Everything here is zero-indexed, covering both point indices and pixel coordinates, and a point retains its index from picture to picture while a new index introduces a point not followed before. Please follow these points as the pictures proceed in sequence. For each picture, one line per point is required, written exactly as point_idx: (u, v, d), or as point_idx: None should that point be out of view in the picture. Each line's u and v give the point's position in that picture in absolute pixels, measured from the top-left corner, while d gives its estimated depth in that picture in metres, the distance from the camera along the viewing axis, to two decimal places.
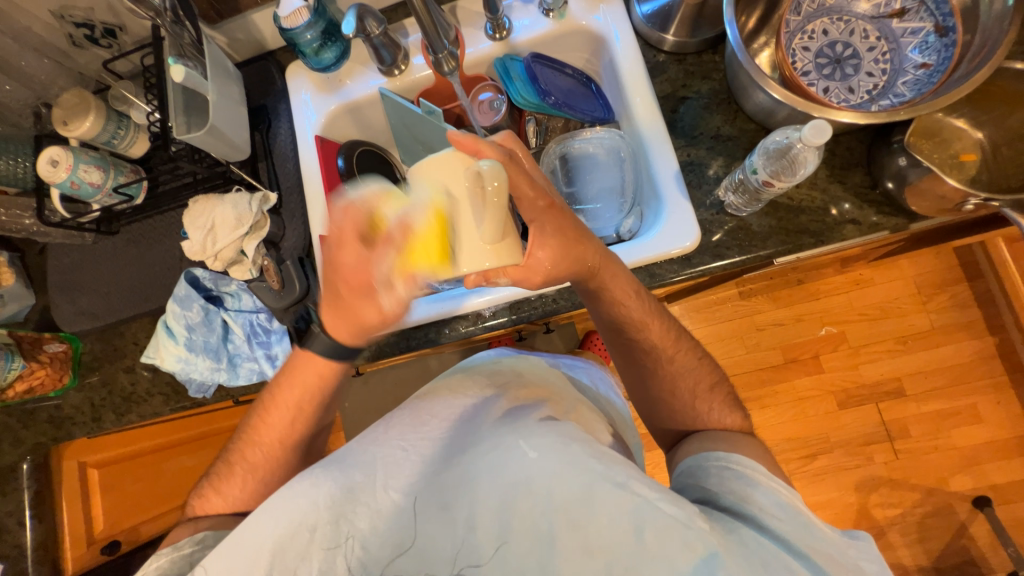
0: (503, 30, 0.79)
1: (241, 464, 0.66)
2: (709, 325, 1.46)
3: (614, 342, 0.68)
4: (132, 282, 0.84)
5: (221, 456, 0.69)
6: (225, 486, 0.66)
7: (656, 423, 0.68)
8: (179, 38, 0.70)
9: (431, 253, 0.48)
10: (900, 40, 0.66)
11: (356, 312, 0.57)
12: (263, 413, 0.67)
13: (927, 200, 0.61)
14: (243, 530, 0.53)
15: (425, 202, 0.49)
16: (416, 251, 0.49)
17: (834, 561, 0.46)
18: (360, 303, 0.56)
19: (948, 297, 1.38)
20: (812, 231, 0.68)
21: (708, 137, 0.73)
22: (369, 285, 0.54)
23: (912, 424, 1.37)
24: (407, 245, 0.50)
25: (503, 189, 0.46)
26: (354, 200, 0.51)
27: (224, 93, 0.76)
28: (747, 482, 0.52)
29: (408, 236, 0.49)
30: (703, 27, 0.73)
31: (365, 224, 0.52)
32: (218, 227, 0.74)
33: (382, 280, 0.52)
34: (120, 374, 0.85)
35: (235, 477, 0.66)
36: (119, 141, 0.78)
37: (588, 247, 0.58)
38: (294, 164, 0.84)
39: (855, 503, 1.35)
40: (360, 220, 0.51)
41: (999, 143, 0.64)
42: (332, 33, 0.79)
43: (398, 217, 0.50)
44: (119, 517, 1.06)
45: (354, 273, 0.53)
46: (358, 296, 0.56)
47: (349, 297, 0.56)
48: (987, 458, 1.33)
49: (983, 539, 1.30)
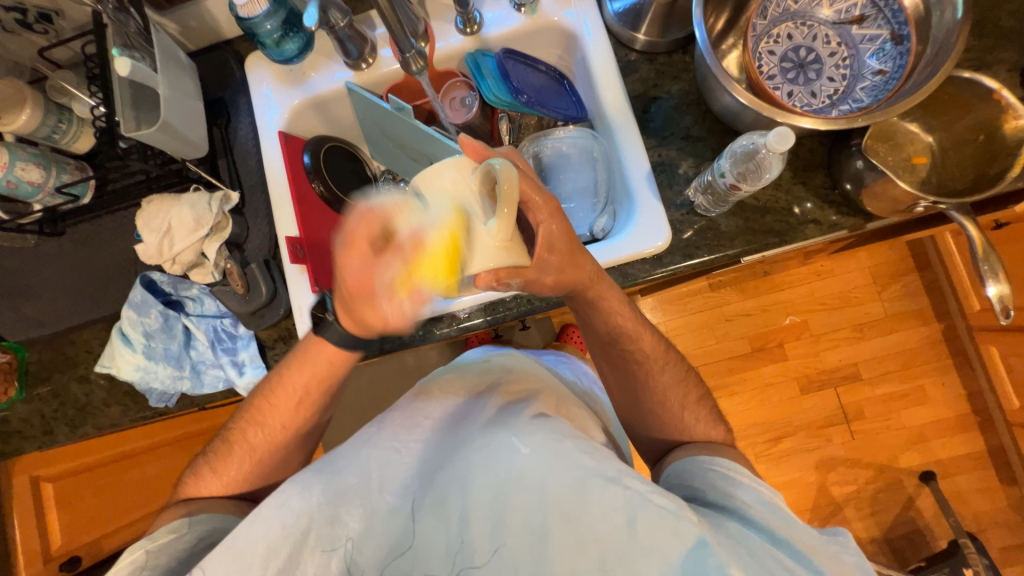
0: (474, 24, 0.77)
1: (241, 444, 0.66)
2: (681, 316, 1.50)
3: (594, 342, 0.69)
4: (82, 287, 0.79)
5: (219, 435, 0.68)
6: (223, 467, 0.65)
7: (636, 430, 0.70)
8: (125, 26, 0.68)
9: (438, 268, 0.48)
10: (859, 46, 0.68)
11: (361, 316, 0.57)
12: (267, 401, 0.66)
13: (882, 201, 0.64)
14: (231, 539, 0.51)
15: (438, 216, 0.48)
16: (424, 266, 0.49)
17: (819, 551, 0.47)
18: (366, 309, 0.56)
19: (901, 287, 1.46)
20: (776, 231, 0.70)
21: (678, 137, 0.74)
22: (371, 289, 0.54)
23: (868, 406, 1.45)
24: (413, 256, 0.49)
25: (514, 190, 0.45)
26: (372, 206, 0.52)
27: (176, 86, 0.71)
28: (730, 482, 0.54)
29: (416, 248, 0.49)
30: (673, 27, 0.73)
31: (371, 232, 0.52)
32: (175, 229, 0.71)
33: (381, 287, 0.53)
34: (73, 385, 0.80)
35: (233, 457, 0.65)
36: (60, 136, 0.72)
37: (575, 251, 0.56)
38: (256, 161, 0.80)
39: (815, 482, 1.43)
40: (367, 227, 0.51)
41: (947, 147, 0.67)
42: (294, 23, 0.75)
43: (412, 229, 0.49)
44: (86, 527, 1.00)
45: (355, 275, 0.53)
46: (362, 298, 0.55)
47: (354, 299, 0.56)
48: (932, 436, 1.43)
49: (928, 510, 1.40)
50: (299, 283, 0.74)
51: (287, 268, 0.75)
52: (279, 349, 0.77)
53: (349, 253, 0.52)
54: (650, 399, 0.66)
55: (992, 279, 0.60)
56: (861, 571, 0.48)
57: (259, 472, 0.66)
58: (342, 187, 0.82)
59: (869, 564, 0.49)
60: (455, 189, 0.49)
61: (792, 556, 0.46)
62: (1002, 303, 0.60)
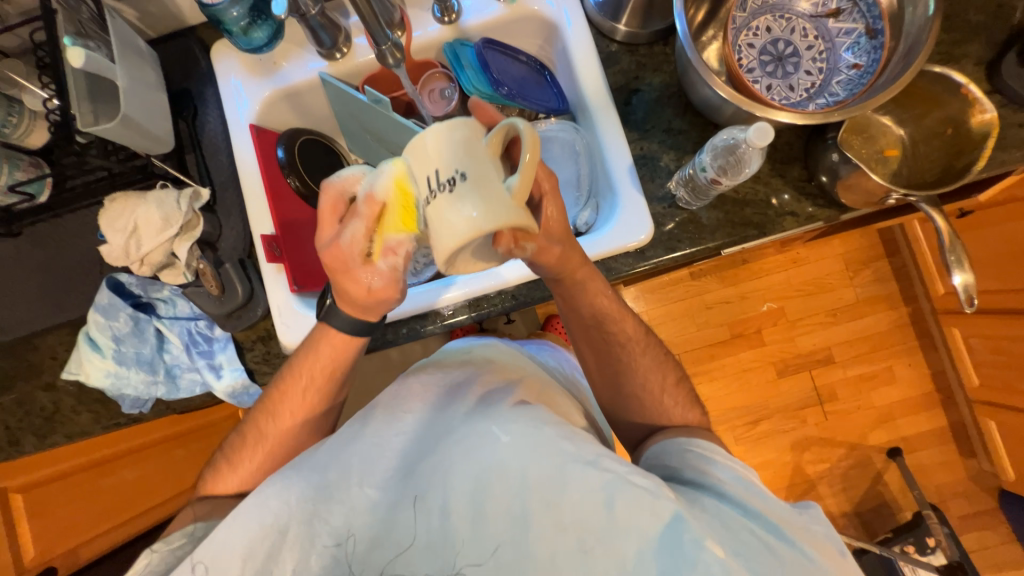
0: (452, 13, 0.75)
1: (255, 437, 0.66)
2: (662, 305, 1.53)
3: (580, 332, 0.69)
4: (42, 291, 0.75)
5: (235, 428, 0.68)
6: (240, 463, 0.65)
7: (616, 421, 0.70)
8: (76, 12, 0.64)
9: (396, 222, 0.49)
10: (835, 40, 0.69)
11: (344, 292, 0.58)
12: (277, 395, 0.65)
13: (856, 193, 0.65)
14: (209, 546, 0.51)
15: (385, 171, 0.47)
16: (384, 224, 0.50)
17: (790, 522, 0.48)
18: (346, 281, 0.57)
19: (872, 272, 1.52)
20: (755, 223, 0.71)
21: (660, 130, 0.74)
22: (349, 261, 0.55)
23: (840, 387, 1.51)
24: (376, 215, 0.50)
25: (537, 158, 0.43)
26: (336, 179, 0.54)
27: (137, 77, 0.67)
28: (706, 460, 0.55)
29: (374, 207, 0.50)
30: (653, 18, 0.73)
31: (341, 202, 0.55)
32: (141, 228, 0.67)
33: (354, 254, 0.54)
34: (39, 393, 0.77)
35: (247, 451, 0.65)
36: (11, 130, 0.68)
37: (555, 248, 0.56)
38: (227, 156, 0.77)
39: (791, 462, 1.49)
40: (334, 197, 0.55)
41: (918, 140, 0.69)
42: (261, 9, 0.72)
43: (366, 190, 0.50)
44: (75, 533, 0.93)
45: (328, 247, 0.55)
46: (342, 273, 0.57)
47: (335, 274, 0.57)
48: (900, 414, 1.50)
49: (895, 483, 1.48)
50: (278, 284, 0.73)
51: (263, 267, 0.73)
52: (258, 350, 0.75)
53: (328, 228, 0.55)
54: (634, 393, 0.66)
55: (957, 268, 0.63)
56: (830, 539, 0.49)
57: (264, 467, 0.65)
58: (321, 184, 0.80)
59: (838, 535, 0.50)
60: (467, 149, 0.43)
61: (765, 528, 0.48)
62: (967, 292, 0.63)
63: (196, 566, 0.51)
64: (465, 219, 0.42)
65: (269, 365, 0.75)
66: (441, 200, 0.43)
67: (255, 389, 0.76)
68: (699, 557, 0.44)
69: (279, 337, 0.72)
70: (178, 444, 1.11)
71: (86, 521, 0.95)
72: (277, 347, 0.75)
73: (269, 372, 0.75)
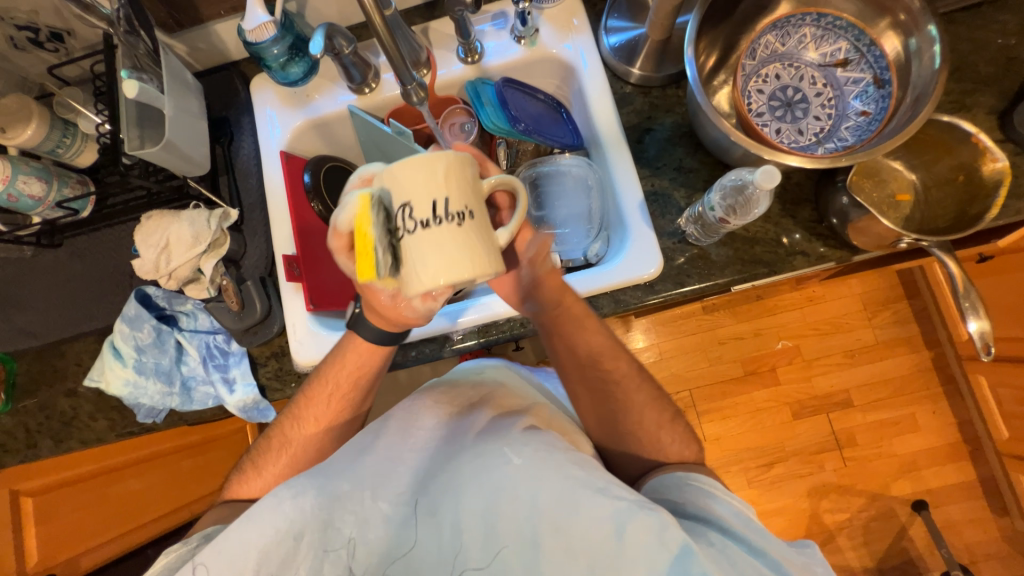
0: (475, 54, 0.80)
1: (279, 440, 0.66)
2: (673, 339, 1.51)
3: (575, 378, 0.69)
4: (75, 300, 0.79)
5: (261, 433, 0.68)
6: (266, 466, 0.66)
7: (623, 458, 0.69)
8: (134, 48, 0.68)
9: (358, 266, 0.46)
10: (844, 88, 0.71)
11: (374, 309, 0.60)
12: (303, 400, 0.66)
13: (867, 236, 0.65)
14: (219, 542, 0.50)
15: (350, 201, 0.45)
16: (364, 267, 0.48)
17: (792, 561, 0.47)
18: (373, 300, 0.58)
19: (891, 314, 1.48)
20: (766, 261, 0.71)
21: (670, 168, 0.76)
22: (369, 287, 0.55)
23: (859, 433, 1.46)
24: None
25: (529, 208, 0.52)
26: None
27: (182, 106, 0.73)
28: (706, 494, 0.54)
29: None
30: (666, 62, 0.77)
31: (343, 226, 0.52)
32: (173, 245, 0.71)
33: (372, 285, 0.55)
34: (61, 398, 0.79)
35: (272, 452, 0.66)
36: (64, 150, 0.73)
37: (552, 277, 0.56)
38: (257, 180, 0.82)
39: (807, 509, 1.42)
40: None
41: (930, 185, 0.70)
42: (299, 48, 0.78)
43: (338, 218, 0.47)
44: (73, 542, 0.94)
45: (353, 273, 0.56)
46: (369, 296, 0.58)
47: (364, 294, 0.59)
48: (924, 464, 1.43)
49: (920, 539, 1.39)
50: (295, 303, 0.75)
51: (283, 286, 0.76)
52: (271, 366, 0.77)
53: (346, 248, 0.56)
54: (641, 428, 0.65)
55: (972, 315, 0.62)
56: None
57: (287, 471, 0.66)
58: None
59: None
60: (472, 188, 0.46)
61: (769, 566, 0.46)
62: (983, 339, 0.62)
63: (197, 567, 0.49)
64: (460, 253, 0.44)
65: (280, 381, 0.77)
66: (444, 230, 0.43)
67: (265, 405, 0.77)
68: None
69: (292, 355, 0.74)
70: (187, 455, 1.13)
71: (84, 529, 0.96)
72: (290, 364, 0.77)
73: (280, 388, 0.76)
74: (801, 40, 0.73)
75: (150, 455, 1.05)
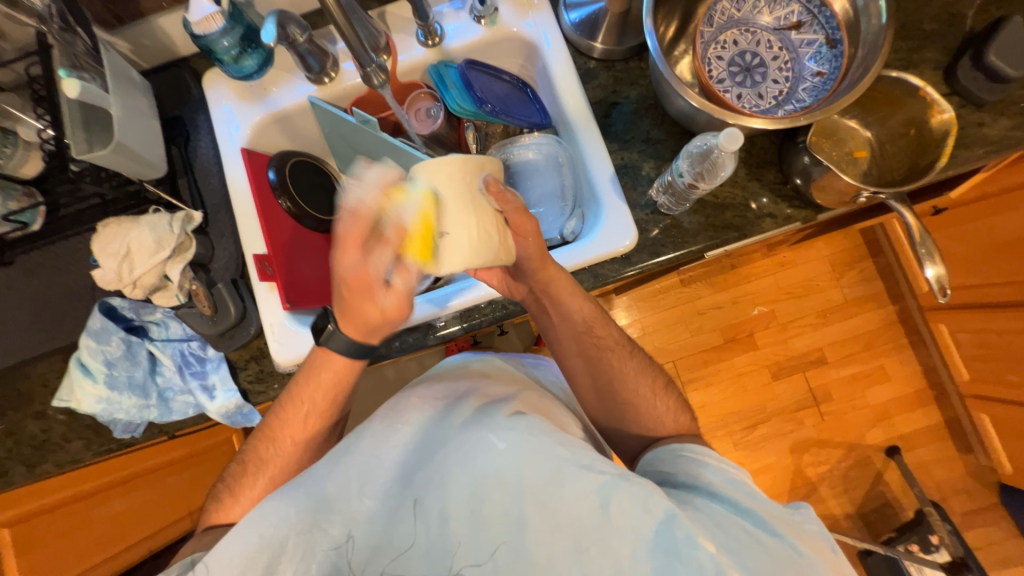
0: (435, 36, 0.78)
1: (255, 462, 0.65)
2: (655, 313, 1.55)
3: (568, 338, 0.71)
4: (34, 319, 0.75)
5: (234, 459, 0.67)
6: (242, 489, 0.64)
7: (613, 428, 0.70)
8: (72, 46, 0.65)
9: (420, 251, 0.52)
10: (799, 50, 0.73)
11: (360, 316, 0.60)
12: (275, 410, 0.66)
13: (829, 193, 0.68)
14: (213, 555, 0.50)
15: (415, 198, 0.51)
16: (411, 247, 0.52)
17: (780, 517, 0.49)
18: (361, 304, 0.58)
19: (858, 272, 1.55)
20: (735, 225, 0.73)
21: (639, 140, 0.77)
22: (371, 284, 0.56)
23: (835, 388, 1.52)
24: (400, 241, 0.52)
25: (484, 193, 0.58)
26: (357, 202, 0.53)
27: (130, 105, 0.69)
28: (698, 464, 0.56)
29: (399, 233, 0.52)
30: (627, 35, 0.77)
31: (363, 228, 0.53)
32: (134, 252, 0.68)
33: (374, 281, 0.56)
34: (29, 421, 0.76)
35: (251, 477, 0.64)
36: (5, 160, 0.70)
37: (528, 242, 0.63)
38: (219, 180, 0.79)
39: (791, 465, 1.49)
40: (362, 223, 0.53)
41: (884, 141, 0.73)
42: (252, 39, 0.74)
43: (393, 216, 0.52)
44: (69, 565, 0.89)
45: (353, 274, 0.56)
46: (362, 297, 0.58)
47: (351, 300, 0.58)
48: (895, 412, 1.51)
49: (895, 482, 1.48)
50: (271, 302, 0.74)
51: (256, 286, 0.75)
52: (251, 369, 0.75)
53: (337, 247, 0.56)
54: (627, 398, 0.67)
55: (929, 261, 0.65)
56: (824, 538, 0.49)
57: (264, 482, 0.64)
58: (314, 205, 0.81)
59: (829, 532, 0.50)
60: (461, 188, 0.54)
61: (753, 522, 0.48)
62: (939, 283, 0.65)
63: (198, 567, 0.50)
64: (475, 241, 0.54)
65: (263, 384, 0.75)
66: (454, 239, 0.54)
67: (250, 409, 0.75)
68: (693, 554, 0.44)
69: (273, 356, 0.73)
70: (170, 471, 1.11)
71: (76, 552, 0.91)
72: (271, 365, 0.75)
73: (263, 391, 0.75)
74: (755, 5, 0.74)
75: (135, 472, 1.04)
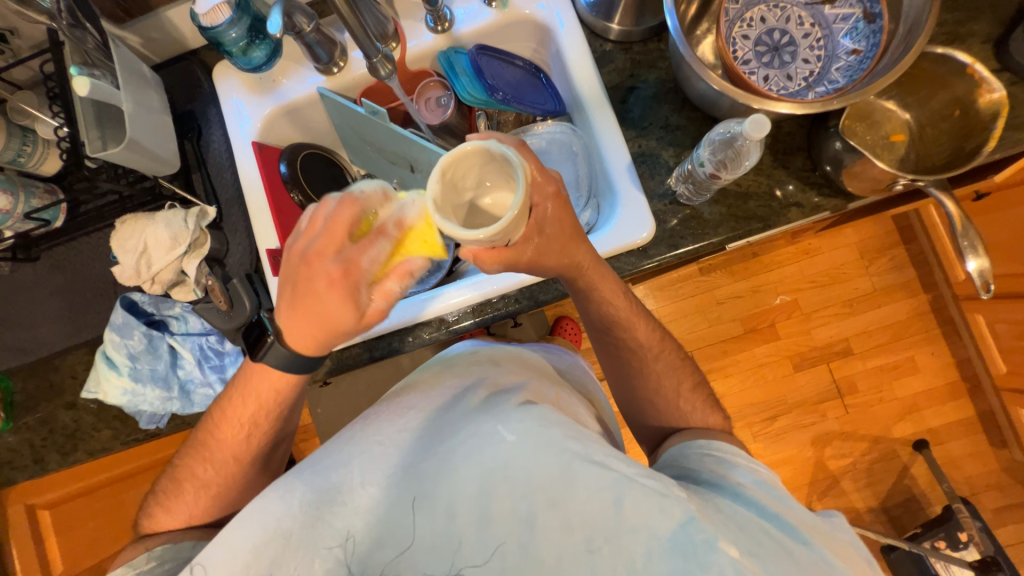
0: (444, 22, 0.76)
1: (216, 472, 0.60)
2: (674, 302, 1.51)
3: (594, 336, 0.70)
4: (61, 313, 0.77)
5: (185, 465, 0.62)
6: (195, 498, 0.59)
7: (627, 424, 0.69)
8: (82, 42, 0.65)
9: (430, 243, 0.47)
10: (833, 26, 0.68)
11: (325, 314, 0.49)
12: (212, 430, 0.60)
13: (862, 181, 0.63)
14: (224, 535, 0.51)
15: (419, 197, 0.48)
16: (413, 243, 0.47)
17: (811, 526, 0.48)
18: (334, 303, 0.48)
19: (888, 260, 1.48)
20: (760, 216, 0.70)
21: (657, 127, 0.74)
22: (357, 278, 0.48)
23: (860, 379, 1.47)
24: (400, 239, 0.47)
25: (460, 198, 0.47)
26: (352, 193, 0.48)
27: (141, 100, 0.69)
28: (726, 464, 0.54)
29: (402, 231, 0.47)
30: (647, 14, 0.72)
31: (353, 219, 0.47)
32: (151, 249, 0.69)
33: (361, 276, 0.48)
34: (61, 411, 0.79)
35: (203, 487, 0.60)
36: (26, 159, 0.70)
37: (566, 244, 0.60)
38: (231, 174, 0.79)
39: (812, 458, 1.45)
40: (350, 212, 0.47)
41: (925, 123, 0.68)
42: (259, 29, 0.73)
43: (394, 212, 0.48)
44: (102, 540, 1.01)
45: (335, 267, 0.47)
46: (338, 293, 0.48)
47: (321, 293, 0.48)
48: (924, 405, 1.46)
49: (922, 477, 1.43)
50: None
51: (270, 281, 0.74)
52: None
53: (313, 235, 0.49)
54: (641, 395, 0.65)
55: (972, 254, 0.61)
56: (852, 547, 0.49)
57: (232, 495, 0.60)
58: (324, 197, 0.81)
59: (861, 543, 0.50)
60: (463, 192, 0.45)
61: (780, 528, 0.47)
62: (982, 278, 0.61)
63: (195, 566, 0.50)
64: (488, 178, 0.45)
65: None
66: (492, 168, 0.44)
67: None
68: (712, 558, 0.43)
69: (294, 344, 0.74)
70: None
71: (108, 530, 1.02)
72: None
73: None
74: None
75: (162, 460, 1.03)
